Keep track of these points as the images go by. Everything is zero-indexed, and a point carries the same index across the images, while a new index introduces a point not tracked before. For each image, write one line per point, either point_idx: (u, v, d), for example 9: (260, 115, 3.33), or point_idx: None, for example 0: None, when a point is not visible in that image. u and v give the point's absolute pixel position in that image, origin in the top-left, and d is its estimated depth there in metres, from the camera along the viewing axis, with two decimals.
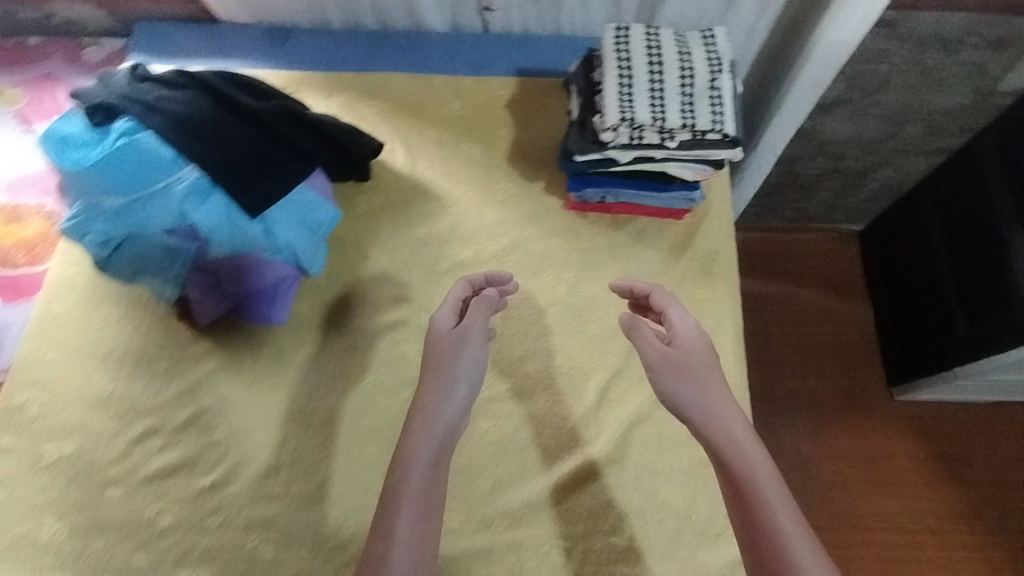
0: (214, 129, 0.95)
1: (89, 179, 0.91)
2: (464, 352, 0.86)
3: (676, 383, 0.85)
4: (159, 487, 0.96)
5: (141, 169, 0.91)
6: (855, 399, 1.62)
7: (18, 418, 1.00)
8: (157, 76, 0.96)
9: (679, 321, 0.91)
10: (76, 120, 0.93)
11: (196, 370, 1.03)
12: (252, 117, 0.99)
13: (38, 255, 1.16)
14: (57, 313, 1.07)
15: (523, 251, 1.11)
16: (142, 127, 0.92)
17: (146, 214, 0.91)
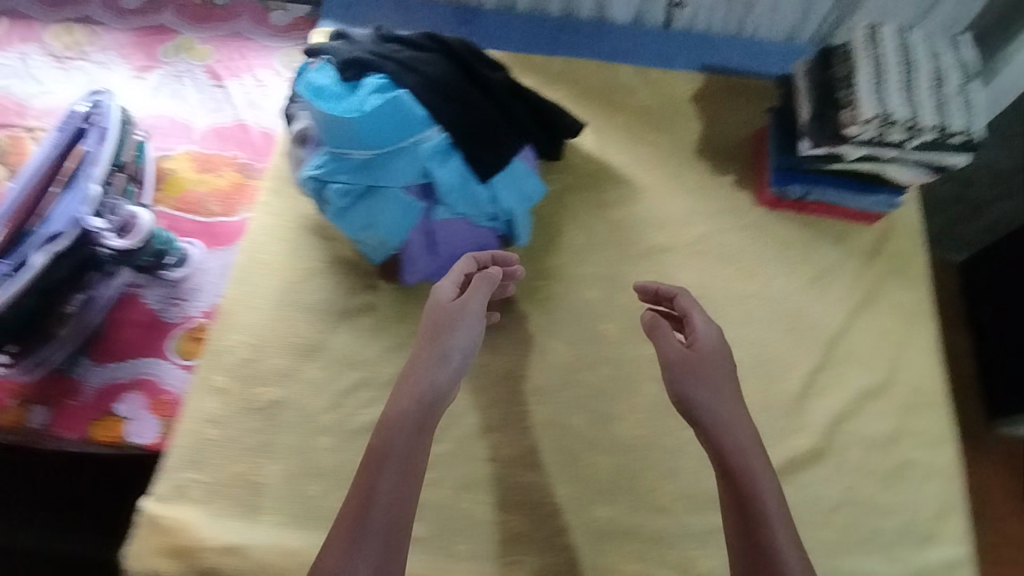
0: (457, 94, 0.96)
1: (339, 130, 0.90)
2: (455, 329, 0.89)
3: (694, 387, 0.86)
4: (370, 440, 0.97)
5: (392, 125, 0.91)
6: (1016, 457, 1.37)
7: (228, 360, 1.02)
8: (404, 40, 0.98)
9: (708, 334, 0.91)
10: (326, 73, 0.94)
11: (401, 330, 1.04)
12: (483, 87, 1.01)
13: (232, 206, 1.18)
14: (262, 264, 1.09)
15: (716, 242, 1.13)
16: (394, 85, 0.93)
17: (393, 170, 0.93)
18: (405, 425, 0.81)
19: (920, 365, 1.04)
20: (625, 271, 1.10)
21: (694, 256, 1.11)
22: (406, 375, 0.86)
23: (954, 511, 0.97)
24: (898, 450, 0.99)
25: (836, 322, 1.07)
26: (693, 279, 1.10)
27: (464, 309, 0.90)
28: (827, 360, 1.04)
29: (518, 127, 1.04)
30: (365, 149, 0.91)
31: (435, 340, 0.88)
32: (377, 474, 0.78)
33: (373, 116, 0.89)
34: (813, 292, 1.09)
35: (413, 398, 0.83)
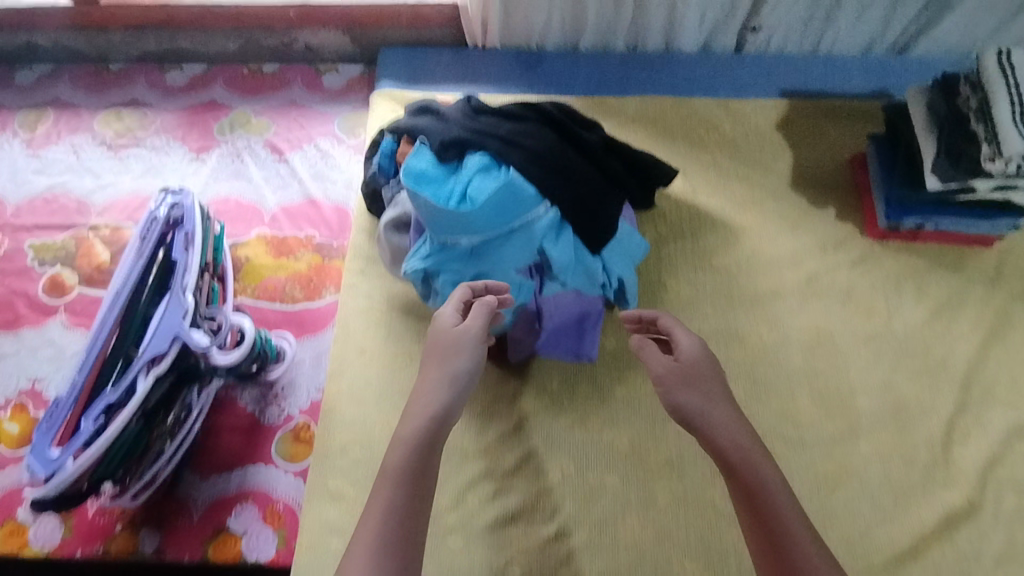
0: (562, 164, 0.91)
1: (450, 219, 0.85)
2: (454, 355, 0.83)
3: (688, 396, 0.82)
4: (502, 535, 0.92)
5: (504, 210, 0.87)
6: None
7: (340, 461, 0.97)
8: (497, 111, 0.94)
9: (691, 346, 0.86)
10: (425, 156, 0.88)
11: (515, 411, 1.00)
12: (583, 151, 0.97)
13: (315, 289, 1.13)
14: (359, 352, 1.04)
15: (829, 281, 1.07)
16: (499, 165, 0.88)
17: (507, 254, 0.90)
18: (410, 447, 0.77)
19: None
20: (738, 322, 1.04)
21: (808, 299, 1.05)
22: (412, 403, 0.81)
23: None
24: None
25: (969, 357, 1.01)
26: (811, 323, 1.04)
27: (471, 332, 0.84)
28: (967, 400, 0.98)
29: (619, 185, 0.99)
30: (477, 236, 0.87)
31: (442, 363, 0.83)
32: (389, 493, 0.73)
33: (487, 200, 0.84)
34: (940, 327, 1.03)
35: (418, 418, 0.79)
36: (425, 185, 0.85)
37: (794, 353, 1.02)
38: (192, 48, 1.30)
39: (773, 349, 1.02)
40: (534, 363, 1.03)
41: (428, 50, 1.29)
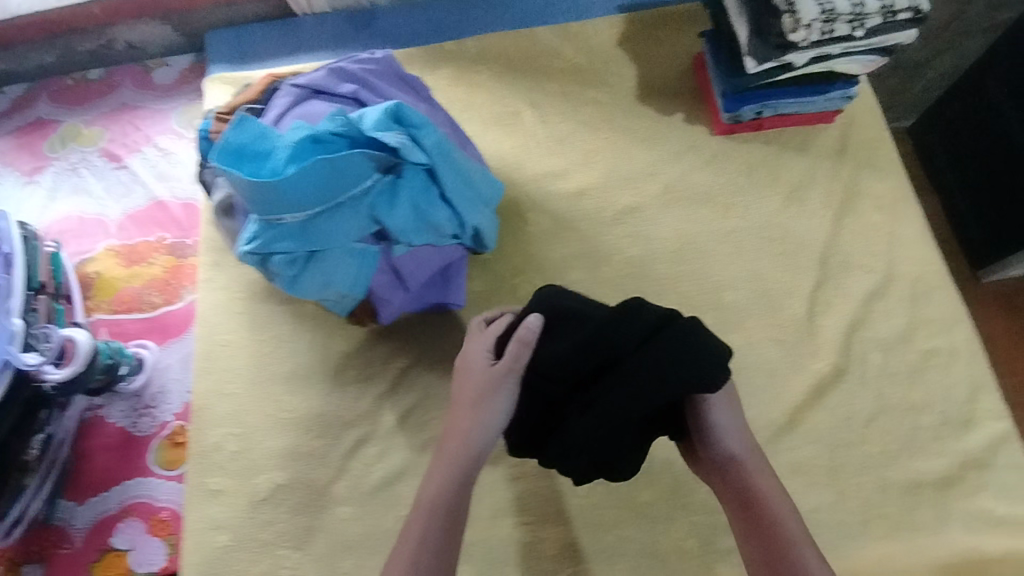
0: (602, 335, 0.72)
1: (271, 195, 0.81)
2: (481, 405, 0.77)
3: (715, 428, 0.73)
4: (390, 495, 0.91)
5: (328, 183, 0.82)
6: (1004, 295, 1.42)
7: (217, 457, 0.94)
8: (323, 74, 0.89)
9: (729, 432, 0.73)
10: (247, 126, 0.83)
11: (388, 372, 0.98)
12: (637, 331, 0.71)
13: (173, 291, 1.08)
14: (224, 345, 1.00)
15: (684, 185, 1.07)
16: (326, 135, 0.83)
17: (341, 223, 0.85)
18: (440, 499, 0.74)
19: (917, 251, 0.99)
20: (600, 241, 1.04)
21: (665, 208, 1.06)
22: (457, 418, 0.79)
23: (991, 389, 0.92)
24: (921, 342, 0.94)
25: (822, 234, 1.02)
26: (671, 230, 1.05)
27: (510, 373, 0.76)
28: (827, 275, 1.00)
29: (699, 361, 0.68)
30: (306, 208, 0.83)
31: (466, 420, 0.78)
32: (429, 508, 0.74)
33: (310, 175, 0.81)
34: (792, 209, 1.04)
35: (445, 515, 0.73)
36: (250, 159, 0.82)
37: (657, 263, 1.03)
38: (8, 68, 1.25)
39: (637, 262, 1.03)
40: (405, 320, 1.01)
41: (255, 25, 1.24)
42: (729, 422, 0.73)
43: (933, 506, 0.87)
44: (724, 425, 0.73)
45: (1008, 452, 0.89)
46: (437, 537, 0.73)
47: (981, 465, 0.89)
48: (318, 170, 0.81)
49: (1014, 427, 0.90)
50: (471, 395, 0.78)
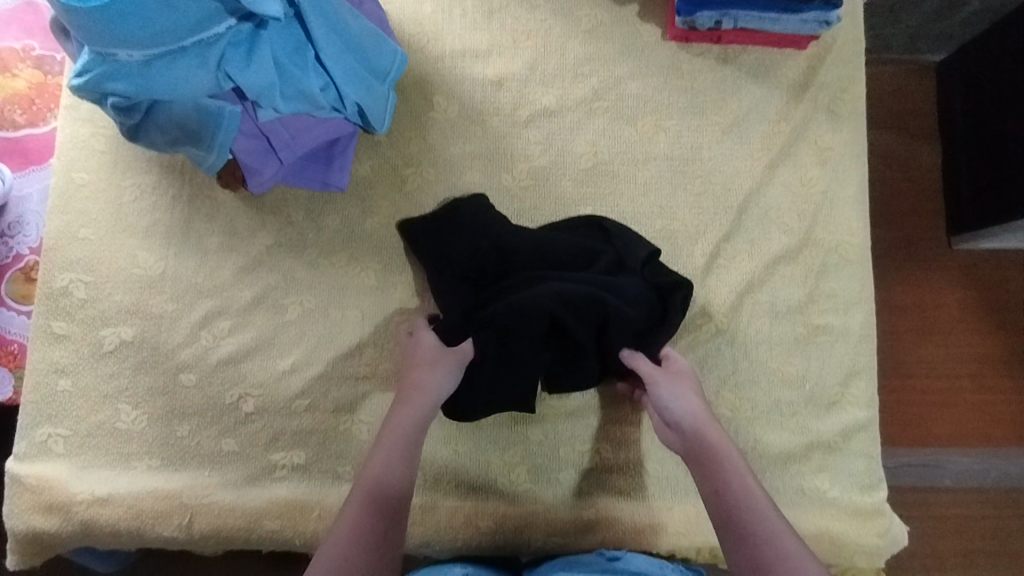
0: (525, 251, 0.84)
1: (99, 27, 0.68)
2: (436, 373, 0.79)
3: (671, 396, 0.78)
4: (234, 372, 0.89)
5: (167, 24, 0.69)
6: (970, 269, 1.19)
7: (65, 302, 0.90)
8: None
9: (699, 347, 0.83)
10: None
11: (253, 246, 0.92)
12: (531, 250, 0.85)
13: (39, 113, 0.98)
14: (81, 185, 0.92)
15: (616, 94, 0.94)
16: None
17: (187, 75, 0.74)
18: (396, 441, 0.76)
19: (843, 218, 0.91)
20: (508, 143, 0.94)
21: (588, 118, 0.94)
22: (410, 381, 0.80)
23: (867, 376, 0.89)
24: (813, 315, 0.89)
25: (750, 178, 0.92)
26: (587, 144, 0.94)
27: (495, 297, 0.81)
28: (740, 227, 0.91)
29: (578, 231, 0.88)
30: (139, 47, 0.70)
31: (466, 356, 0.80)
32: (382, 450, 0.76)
33: (144, 9, 0.67)
34: (725, 145, 0.93)
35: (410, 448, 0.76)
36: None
37: (562, 178, 0.93)
38: None
39: (540, 174, 0.93)
40: (281, 193, 0.93)
41: None
42: (673, 393, 0.79)
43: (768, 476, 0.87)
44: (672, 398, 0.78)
45: (860, 441, 0.88)
46: (406, 464, 0.75)
47: (831, 448, 0.87)
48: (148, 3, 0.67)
49: (875, 417, 0.88)
50: (420, 363, 0.80)
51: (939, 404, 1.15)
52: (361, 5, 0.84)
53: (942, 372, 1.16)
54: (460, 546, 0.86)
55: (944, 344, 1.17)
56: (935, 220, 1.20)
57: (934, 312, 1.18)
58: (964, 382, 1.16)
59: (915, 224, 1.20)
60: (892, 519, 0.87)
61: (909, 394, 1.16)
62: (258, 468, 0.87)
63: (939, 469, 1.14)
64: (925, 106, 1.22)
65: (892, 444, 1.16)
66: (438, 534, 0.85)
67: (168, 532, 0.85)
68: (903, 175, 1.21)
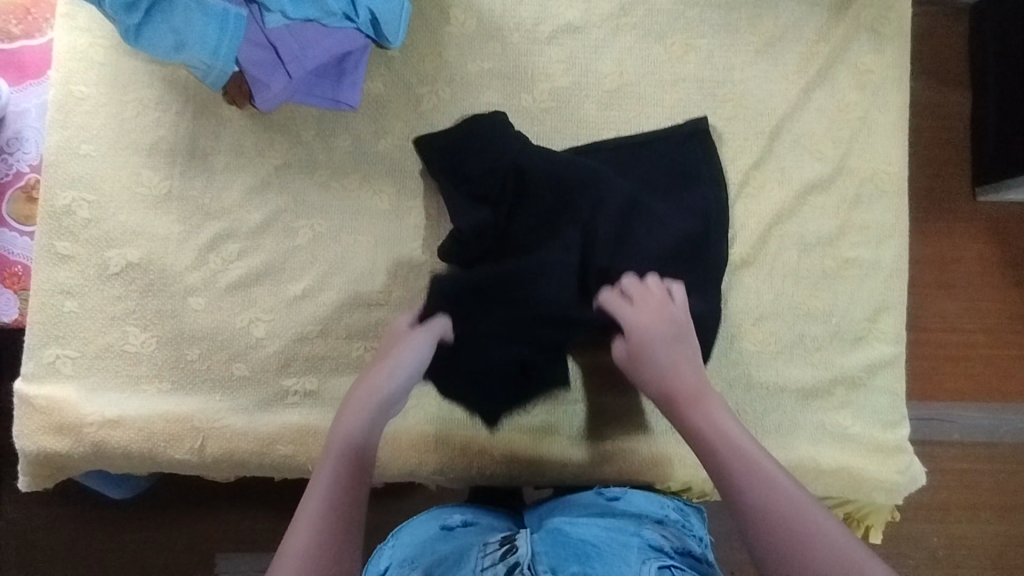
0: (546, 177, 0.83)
1: None
2: (396, 362, 0.76)
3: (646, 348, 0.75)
4: (244, 296, 0.86)
5: None
6: (994, 222, 1.15)
7: (69, 221, 0.87)
8: None
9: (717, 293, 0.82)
10: None
11: (262, 166, 0.88)
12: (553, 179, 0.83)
13: (35, 24, 0.93)
14: (80, 99, 0.88)
15: (645, 10, 0.89)
16: None
17: None
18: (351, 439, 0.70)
19: (880, 146, 0.86)
20: (528, 61, 0.89)
21: (614, 35, 0.89)
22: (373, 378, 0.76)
23: (896, 311, 0.86)
24: (843, 247, 0.86)
25: (783, 102, 0.87)
26: (613, 63, 0.88)
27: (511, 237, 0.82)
28: (771, 154, 0.87)
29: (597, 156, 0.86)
30: None
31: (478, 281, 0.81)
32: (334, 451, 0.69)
33: None
34: (759, 66, 0.88)
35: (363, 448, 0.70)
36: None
37: (585, 100, 0.88)
38: None
39: (563, 95, 0.88)
40: (289, 112, 0.89)
41: None
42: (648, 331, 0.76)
43: (789, 411, 0.85)
44: (678, 363, 0.74)
45: (885, 377, 0.85)
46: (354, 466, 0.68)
47: (855, 384, 0.85)
48: None
49: (903, 353, 0.86)
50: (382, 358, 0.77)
51: (951, 359, 1.13)
52: None
53: (957, 327, 1.13)
54: (473, 475, 0.85)
55: (962, 298, 1.13)
56: (961, 170, 1.15)
57: (954, 266, 1.14)
58: (979, 338, 1.13)
59: (941, 175, 1.15)
60: (913, 456, 0.85)
61: (922, 348, 1.13)
62: (270, 394, 0.86)
63: (952, 422, 1.13)
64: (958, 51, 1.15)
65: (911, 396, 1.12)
66: (453, 462, 0.84)
67: (180, 455, 0.84)
68: (937, 120, 1.14)
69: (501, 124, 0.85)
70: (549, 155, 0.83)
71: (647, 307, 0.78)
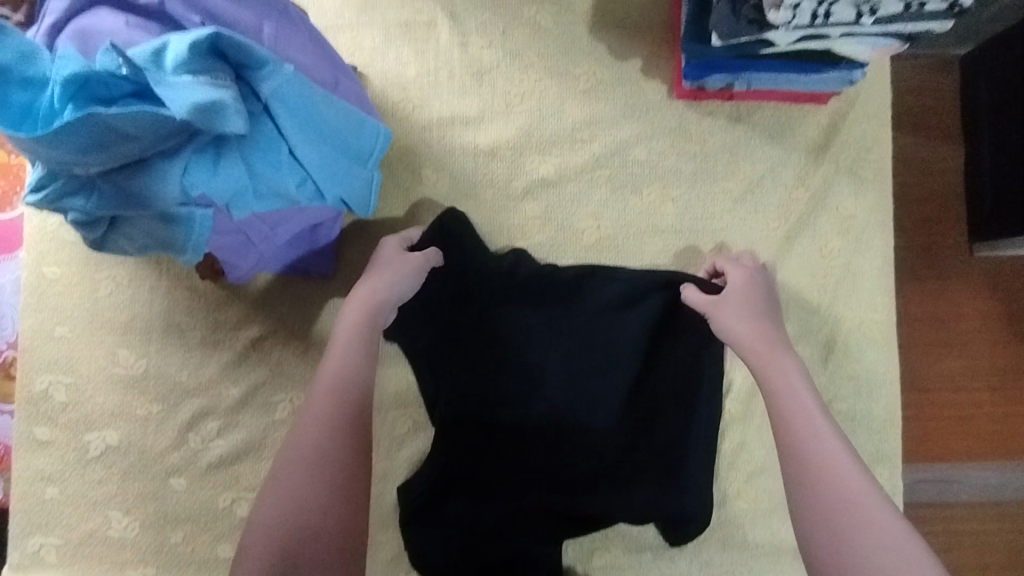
0: (525, 338, 0.83)
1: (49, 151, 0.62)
2: (389, 284, 0.76)
3: (727, 323, 0.77)
4: (226, 474, 0.85)
5: (120, 144, 0.63)
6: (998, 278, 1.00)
7: (46, 407, 0.86)
8: None
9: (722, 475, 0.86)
10: (15, 45, 0.59)
11: (237, 341, 0.87)
12: (541, 341, 0.83)
13: (3, 198, 0.91)
14: (53, 281, 0.87)
15: (620, 160, 0.87)
16: (119, 80, 0.61)
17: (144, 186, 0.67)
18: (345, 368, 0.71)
19: (867, 292, 0.85)
20: (503, 219, 0.87)
21: (590, 187, 0.87)
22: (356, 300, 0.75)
23: (893, 463, 0.84)
24: (835, 400, 0.84)
25: (766, 251, 0.85)
26: (589, 216, 0.87)
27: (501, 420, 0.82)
28: None
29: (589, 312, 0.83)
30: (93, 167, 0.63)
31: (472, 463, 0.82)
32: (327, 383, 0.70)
33: (91, 132, 0.60)
34: (739, 214, 0.86)
35: (356, 385, 0.70)
36: (20, 87, 0.61)
37: (563, 256, 0.87)
38: None
39: (540, 252, 0.87)
40: (263, 283, 0.88)
41: None
42: (734, 320, 0.77)
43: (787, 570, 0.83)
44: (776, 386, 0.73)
45: None
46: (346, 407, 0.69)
47: None
48: (98, 128, 0.60)
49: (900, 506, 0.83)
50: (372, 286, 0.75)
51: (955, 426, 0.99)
52: (336, 86, 0.76)
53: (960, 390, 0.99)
54: None
55: (963, 357, 0.99)
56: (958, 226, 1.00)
57: (952, 322, 0.99)
58: (984, 397, 0.99)
59: (932, 217, 1.00)
60: None
61: (921, 415, 1.00)
62: None
63: (957, 483, 0.99)
64: (949, 105, 1.00)
65: (908, 458, 1.00)
66: None
67: None
68: (925, 177, 1.00)
69: (497, 274, 0.83)
70: (536, 318, 0.83)
71: (738, 292, 0.79)
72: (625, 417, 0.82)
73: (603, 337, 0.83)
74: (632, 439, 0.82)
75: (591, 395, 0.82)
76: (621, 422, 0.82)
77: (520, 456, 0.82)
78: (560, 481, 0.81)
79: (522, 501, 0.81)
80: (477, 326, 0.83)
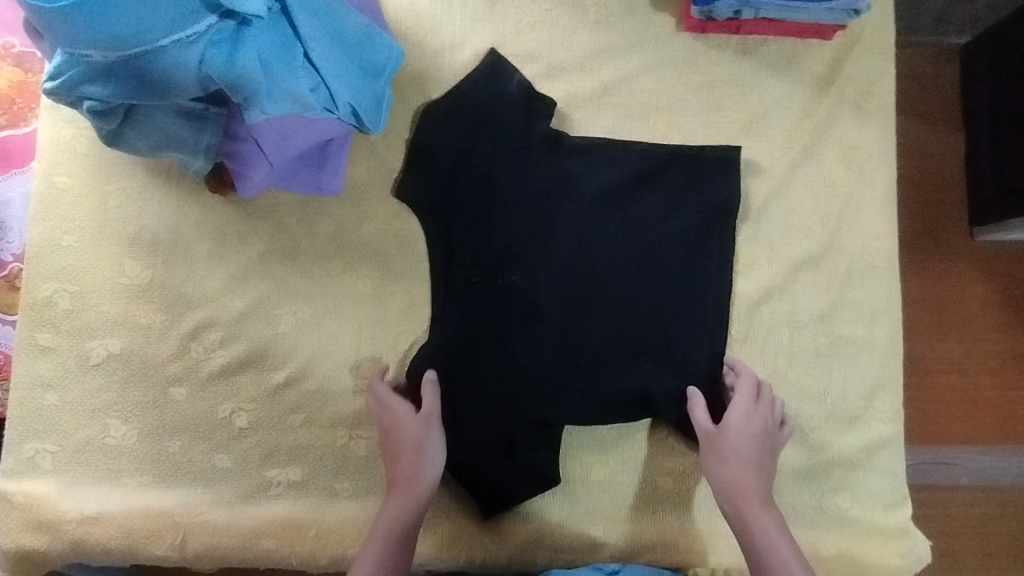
0: (533, 203, 0.85)
1: (71, 29, 0.63)
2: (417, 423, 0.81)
3: (724, 462, 0.79)
4: (227, 386, 0.85)
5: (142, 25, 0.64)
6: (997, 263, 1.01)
7: (50, 313, 0.86)
8: None
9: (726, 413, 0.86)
10: None
11: (244, 254, 0.87)
12: (550, 202, 0.86)
13: (19, 113, 0.93)
14: (62, 191, 0.88)
15: (628, 89, 0.89)
16: None
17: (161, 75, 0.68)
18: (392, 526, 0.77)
19: (870, 223, 0.85)
20: None
21: (597, 115, 0.88)
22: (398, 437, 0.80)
23: (893, 389, 0.85)
24: (835, 325, 0.85)
25: (770, 180, 0.87)
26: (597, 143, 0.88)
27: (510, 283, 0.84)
28: (758, 232, 0.86)
29: (596, 169, 0.86)
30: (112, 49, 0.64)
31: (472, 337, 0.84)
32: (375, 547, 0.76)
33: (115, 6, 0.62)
34: (744, 145, 0.87)
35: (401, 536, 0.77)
36: None
37: None
38: None
39: None
40: (271, 198, 0.88)
41: None
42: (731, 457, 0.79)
43: (783, 492, 0.84)
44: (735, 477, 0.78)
45: (885, 457, 0.84)
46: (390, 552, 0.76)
47: (854, 465, 0.84)
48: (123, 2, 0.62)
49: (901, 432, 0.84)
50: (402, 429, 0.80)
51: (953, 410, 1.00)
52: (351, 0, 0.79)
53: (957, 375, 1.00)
54: (466, 564, 0.85)
55: (961, 341, 1.00)
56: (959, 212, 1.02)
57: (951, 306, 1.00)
58: (984, 379, 1.00)
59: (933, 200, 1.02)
60: (916, 537, 0.83)
61: (921, 399, 1.00)
62: (253, 485, 0.85)
63: (957, 460, 0.99)
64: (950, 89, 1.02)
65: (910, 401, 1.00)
66: (440, 551, 0.85)
67: (160, 551, 0.83)
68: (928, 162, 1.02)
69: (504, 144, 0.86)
70: (547, 182, 0.86)
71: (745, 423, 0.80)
72: (627, 281, 0.84)
73: (609, 205, 0.85)
74: (636, 304, 0.84)
75: (595, 258, 0.84)
76: (625, 286, 0.84)
77: (531, 328, 0.83)
78: (567, 344, 0.84)
79: (526, 368, 0.83)
80: (489, 188, 0.86)
